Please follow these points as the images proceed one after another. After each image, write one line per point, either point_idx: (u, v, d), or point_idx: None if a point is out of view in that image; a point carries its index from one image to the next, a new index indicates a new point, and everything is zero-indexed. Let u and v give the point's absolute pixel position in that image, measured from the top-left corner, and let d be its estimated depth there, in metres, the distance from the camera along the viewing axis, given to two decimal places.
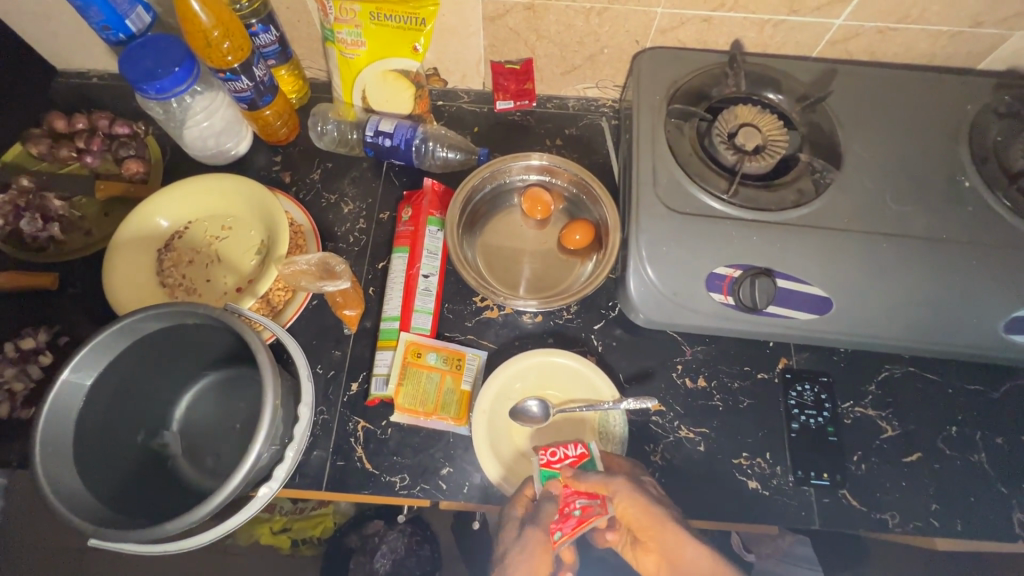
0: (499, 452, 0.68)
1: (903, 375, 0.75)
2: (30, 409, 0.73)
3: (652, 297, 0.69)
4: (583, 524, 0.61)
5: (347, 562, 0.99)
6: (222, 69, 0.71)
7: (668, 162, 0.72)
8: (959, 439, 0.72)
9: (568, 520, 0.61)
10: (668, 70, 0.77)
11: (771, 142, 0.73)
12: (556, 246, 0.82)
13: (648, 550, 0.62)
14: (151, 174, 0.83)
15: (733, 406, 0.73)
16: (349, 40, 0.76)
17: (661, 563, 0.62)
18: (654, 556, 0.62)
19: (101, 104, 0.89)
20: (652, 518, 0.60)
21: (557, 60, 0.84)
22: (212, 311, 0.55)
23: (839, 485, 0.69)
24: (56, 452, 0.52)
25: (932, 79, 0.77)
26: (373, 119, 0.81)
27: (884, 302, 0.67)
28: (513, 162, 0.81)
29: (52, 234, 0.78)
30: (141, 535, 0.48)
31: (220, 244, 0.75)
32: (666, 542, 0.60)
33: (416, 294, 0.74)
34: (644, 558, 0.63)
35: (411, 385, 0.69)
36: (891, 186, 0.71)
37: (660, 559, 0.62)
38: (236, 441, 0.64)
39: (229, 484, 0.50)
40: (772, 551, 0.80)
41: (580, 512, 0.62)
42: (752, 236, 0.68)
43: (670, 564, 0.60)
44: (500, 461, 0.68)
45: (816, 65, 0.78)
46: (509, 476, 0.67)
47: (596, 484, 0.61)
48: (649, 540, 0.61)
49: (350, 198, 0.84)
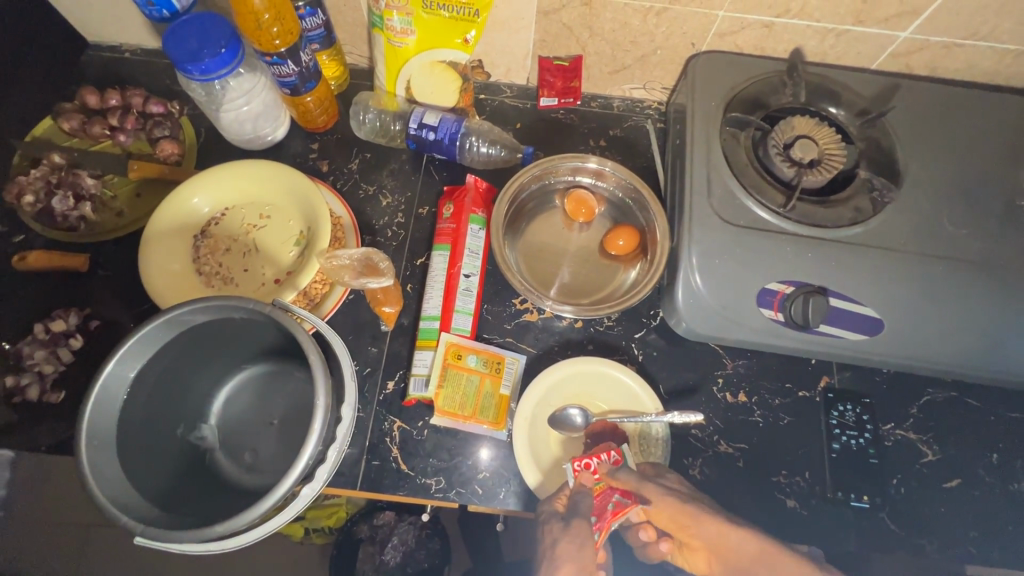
0: (539, 459, 0.68)
1: (944, 400, 0.74)
2: (60, 393, 0.71)
3: (700, 308, 0.68)
4: (617, 515, 0.59)
5: (356, 552, 0.97)
6: (269, 52, 0.69)
7: (723, 172, 0.70)
8: (999, 467, 0.71)
9: (605, 516, 0.59)
10: (723, 76, 0.75)
11: (828, 156, 0.71)
12: (599, 250, 0.81)
13: (692, 547, 0.58)
14: (185, 156, 0.81)
15: (773, 423, 0.72)
16: (399, 28, 0.73)
17: (710, 560, 0.56)
18: (702, 554, 0.57)
19: (133, 80, 0.87)
20: (685, 514, 0.59)
21: (607, 59, 0.81)
22: (262, 306, 0.54)
23: (879, 509, 0.68)
24: (101, 445, 0.51)
25: (995, 99, 0.75)
26: (417, 111, 0.80)
27: (937, 325, 0.66)
28: (560, 162, 0.80)
29: (83, 214, 0.76)
30: (192, 536, 0.47)
31: (258, 234, 0.73)
32: (706, 532, 0.57)
33: (457, 294, 0.72)
34: (692, 562, 0.58)
35: (451, 387, 0.68)
36: (949, 208, 0.69)
37: (708, 554, 0.57)
38: (275, 438, 0.63)
39: (279, 487, 0.49)
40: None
41: (614, 505, 0.60)
42: (805, 252, 0.67)
43: (719, 560, 0.56)
44: (539, 466, 0.67)
45: (876, 78, 0.76)
46: (545, 483, 0.66)
47: (626, 484, 0.62)
48: (690, 538, 0.58)
49: (388, 190, 0.82)
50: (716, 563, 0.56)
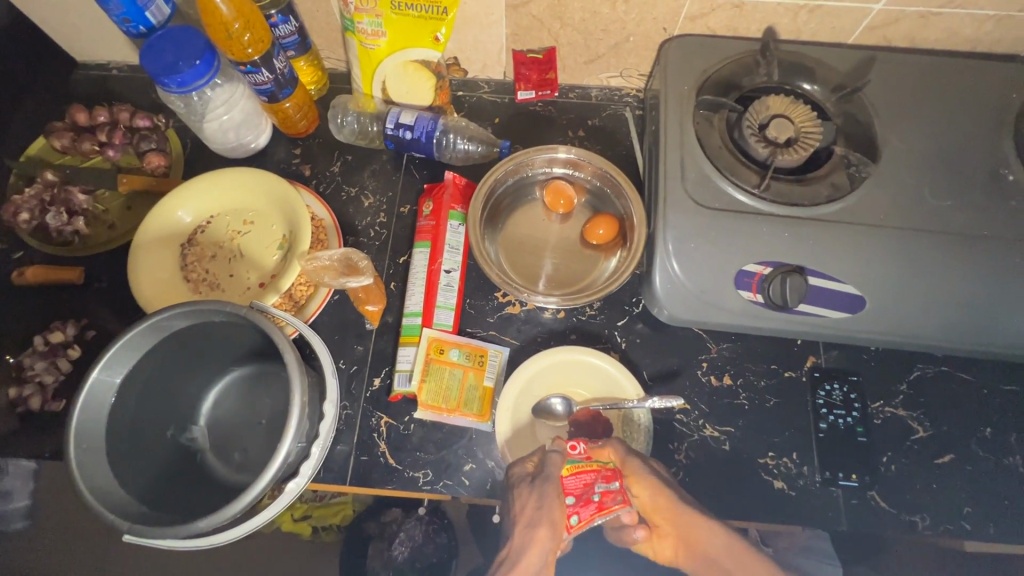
0: (518, 420, 0.70)
1: (935, 374, 0.73)
2: (61, 402, 0.74)
3: (678, 293, 0.68)
4: (602, 511, 0.59)
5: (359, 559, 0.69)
6: (242, 61, 0.70)
7: (696, 155, 0.70)
8: (993, 440, 0.70)
9: (587, 504, 0.59)
10: (696, 59, 0.75)
11: (805, 134, 0.70)
12: (579, 240, 0.81)
13: (661, 536, 0.64)
14: (172, 167, 0.83)
15: (759, 405, 0.72)
16: (369, 31, 0.75)
17: (678, 547, 0.63)
18: (670, 542, 0.63)
19: (120, 96, 0.89)
20: (666, 500, 0.62)
21: (581, 49, 0.81)
22: (240, 310, 0.56)
23: (867, 487, 0.68)
24: (91, 449, 0.53)
25: (977, 67, 0.73)
26: (394, 112, 0.81)
27: (920, 300, 0.65)
28: (534, 155, 0.80)
29: (77, 228, 0.78)
30: (178, 533, 0.49)
31: (242, 239, 0.75)
32: (679, 522, 0.62)
33: (438, 289, 0.73)
34: (659, 547, 0.64)
35: (434, 381, 0.69)
36: (930, 180, 0.68)
37: (676, 542, 0.63)
38: (262, 437, 0.64)
39: (258, 484, 0.51)
40: (790, 544, 0.67)
41: (600, 498, 0.59)
42: (782, 232, 0.66)
43: (687, 548, 0.62)
44: (513, 422, 0.70)
45: (852, 52, 0.75)
46: (512, 434, 0.69)
47: (613, 459, 0.64)
48: (664, 524, 0.63)
49: (370, 191, 0.83)
50: (683, 551, 0.62)
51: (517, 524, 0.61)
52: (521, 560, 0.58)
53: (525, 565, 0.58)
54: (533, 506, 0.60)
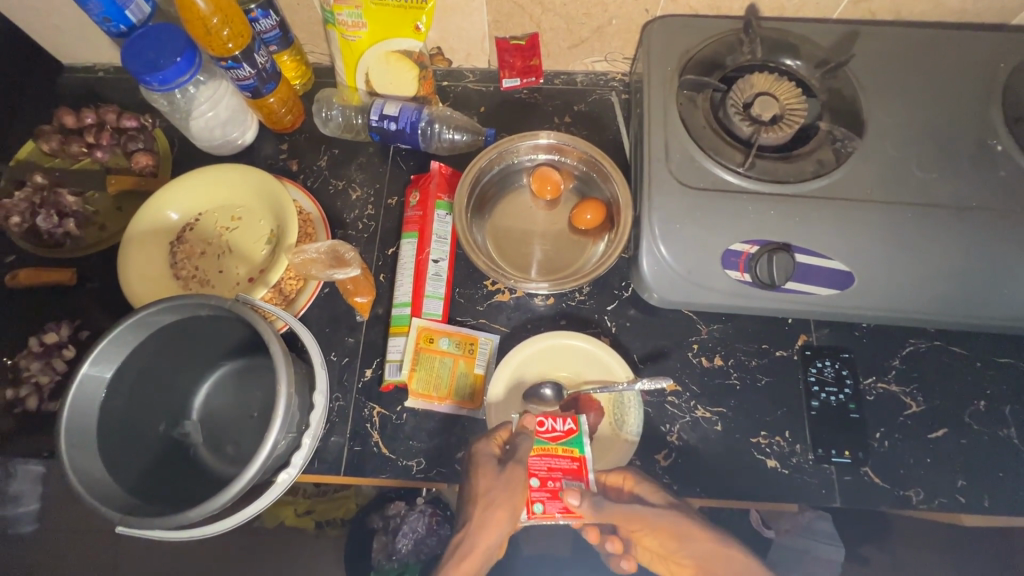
0: (506, 391, 0.70)
1: (927, 349, 0.72)
2: (56, 402, 0.74)
3: (666, 276, 0.67)
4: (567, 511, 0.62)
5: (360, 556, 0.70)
6: (223, 57, 0.70)
7: (680, 136, 0.70)
8: (988, 413, 0.70)
9: (550, 494, 0.63)
10: (679, 39, 0.74)
11: (789, 111, 0.70)
12: (567, 226, 0.81)
13: (679, 562, 0.64)
14: (160, 167, 0.84)
15: (751, 384, 0.72)
16: (350, 22, 0.75)
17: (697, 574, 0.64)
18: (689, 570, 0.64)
19: (107, 97, 0.89)
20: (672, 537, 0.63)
21: (564, 33, 0.81)
22: (224, 302, 0.56)
23: (860, 463, 0.68)
24: (81, 443, 0.54)
25: (963, 38, 0.72)
26: (378, 103, 0.81)
27: (908, 274, 0.65)
28: (518, 142, 0.80)
29: (68, 230, 0.79)
30: (167, 522, 0.50)
31: (231, 235, 0.76)
32: (694, 554, 0.63)
33: (426, 279, 0.73)
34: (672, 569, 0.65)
35: (424, 369, 0.70)
36: (918, 154, 0.68)
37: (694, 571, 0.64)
38: (255, 429, 0.65)
39: (245, 474, 0.51)
40: (792, 527, 0.68)
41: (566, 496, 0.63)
42: (768, 210, 0.66)
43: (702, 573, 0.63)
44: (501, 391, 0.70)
45: (836, 27, 0.74)
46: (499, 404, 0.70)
47: (607, 505, 0.62)
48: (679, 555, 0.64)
49: (358, 183, 0.83)
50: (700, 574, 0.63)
51: (475, 504, 0.63)
52: (478, 534, 0.63)
53: (482, 540, 0.63)
54: (496, 489, 0.63)
